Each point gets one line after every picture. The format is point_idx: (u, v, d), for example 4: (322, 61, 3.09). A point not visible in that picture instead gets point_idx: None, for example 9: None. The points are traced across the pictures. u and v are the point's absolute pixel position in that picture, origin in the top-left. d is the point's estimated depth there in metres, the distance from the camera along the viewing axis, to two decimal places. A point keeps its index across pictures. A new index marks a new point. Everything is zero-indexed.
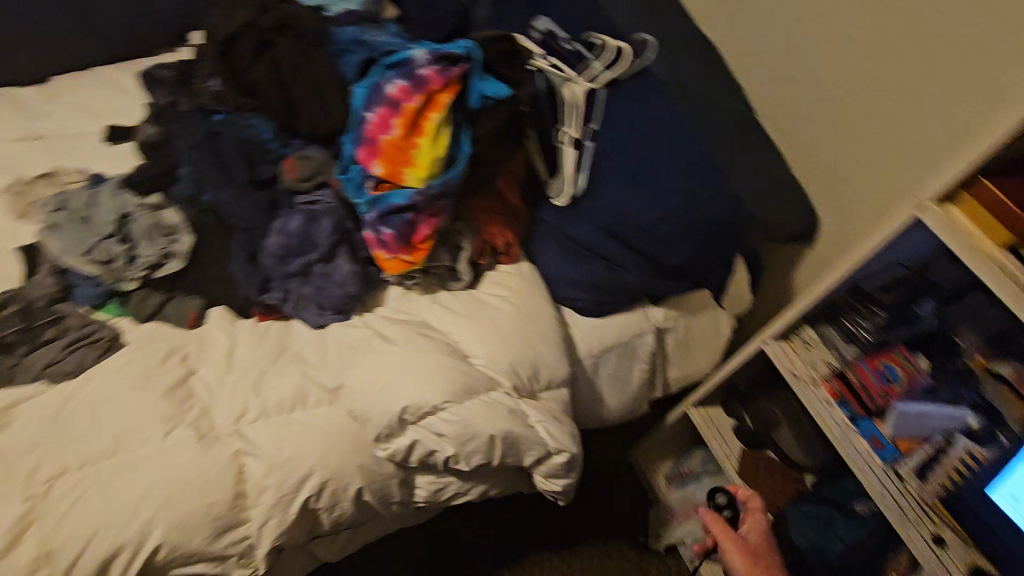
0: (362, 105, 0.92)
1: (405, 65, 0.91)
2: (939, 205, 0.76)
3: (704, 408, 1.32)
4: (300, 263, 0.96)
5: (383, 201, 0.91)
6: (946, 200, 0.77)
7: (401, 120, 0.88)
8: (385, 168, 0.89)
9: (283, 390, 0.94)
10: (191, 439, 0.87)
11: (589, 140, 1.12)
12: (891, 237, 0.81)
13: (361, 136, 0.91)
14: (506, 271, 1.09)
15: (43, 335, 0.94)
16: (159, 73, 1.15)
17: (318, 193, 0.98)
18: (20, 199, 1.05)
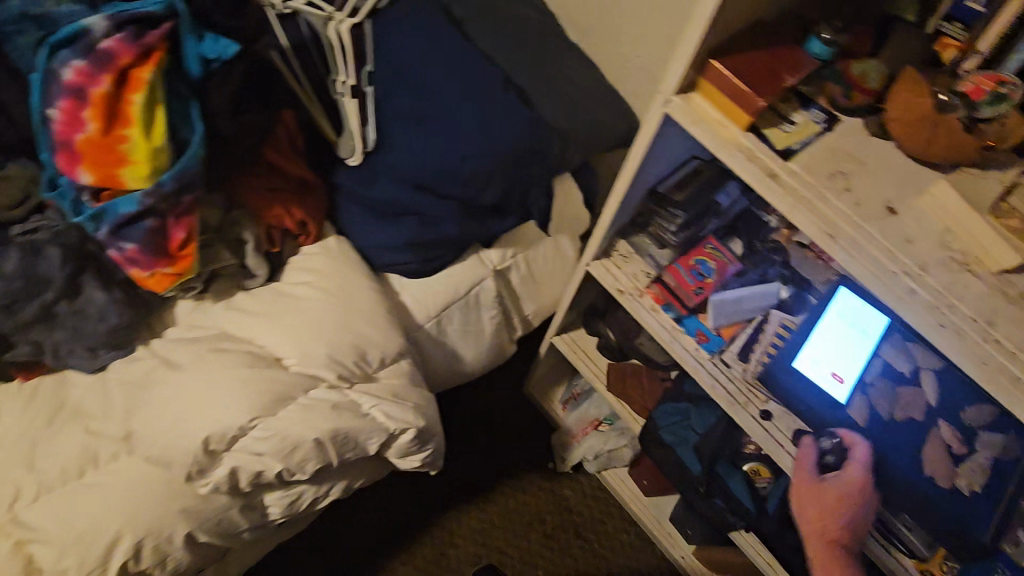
0: (39, 100, 0.74)
1: (80, 41, 0.74)
2: (681, 96, 0.73)
3: (567, 334, 1.30)
4: (36, 308, 0.80)
5: (109, 214, 0.76)
6: (687, 88, 0.74)
7: (93, 111, 0.73)
8: (94, 174, 0.74)
9: (63, 456, 0.80)
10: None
11: (369, 85, 0.98)
12: (653, 138, 0.78)
13: (52, 140, 0.74)
14: (310, 253, 0.98)
15: None
16: None
17: (37, 218, 0.82)
18: None
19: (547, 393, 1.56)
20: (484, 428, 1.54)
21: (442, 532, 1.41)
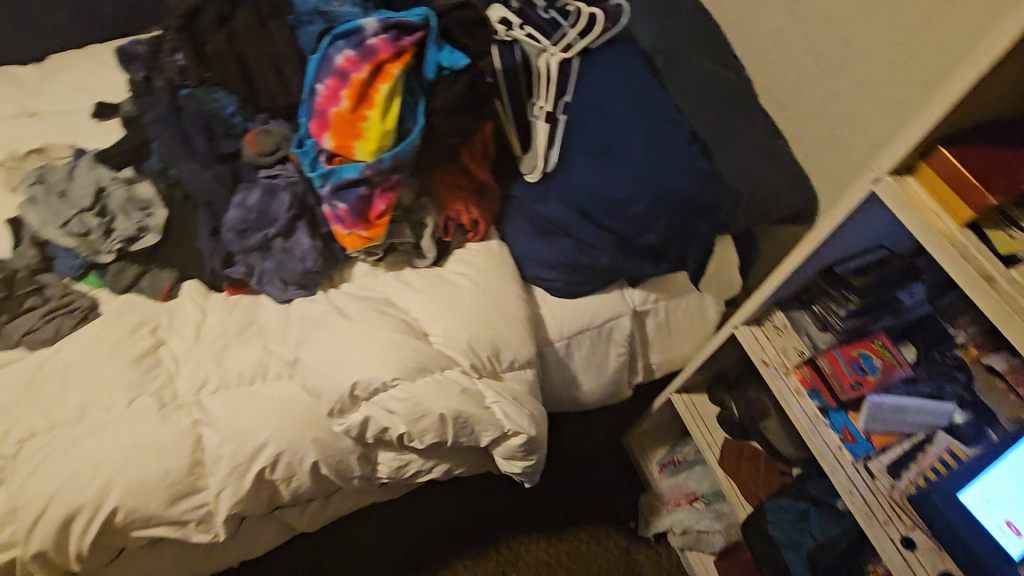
0: (313, 76, 0.89)
1: (355, 35, 0.88)
2: (894, 178, 0.71)
3: (688, 394, 1.27)
4: (260, 237, 0.97)
5: (336, 176, 0.90)
6: (900, 173, 0.71)
7: (349, 92, 0.86)
8: (335, 141, 0.88)
9: (244, 363, 0.96)
10: (152, 407, 0.91)
11: (563, 114, 1.08)
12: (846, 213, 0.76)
13: (312, 108, 0.89)
14: (474, 249, 1.06)
15: (25, 304, 1.02)
16: (134, 47, 1.16)
17: (281, 167, 0.99)
18: (13, 175, 1.18)
19: (649, 451, 1.53)
20: (574, 464, 1.53)
21: (510, 551, 1.41)
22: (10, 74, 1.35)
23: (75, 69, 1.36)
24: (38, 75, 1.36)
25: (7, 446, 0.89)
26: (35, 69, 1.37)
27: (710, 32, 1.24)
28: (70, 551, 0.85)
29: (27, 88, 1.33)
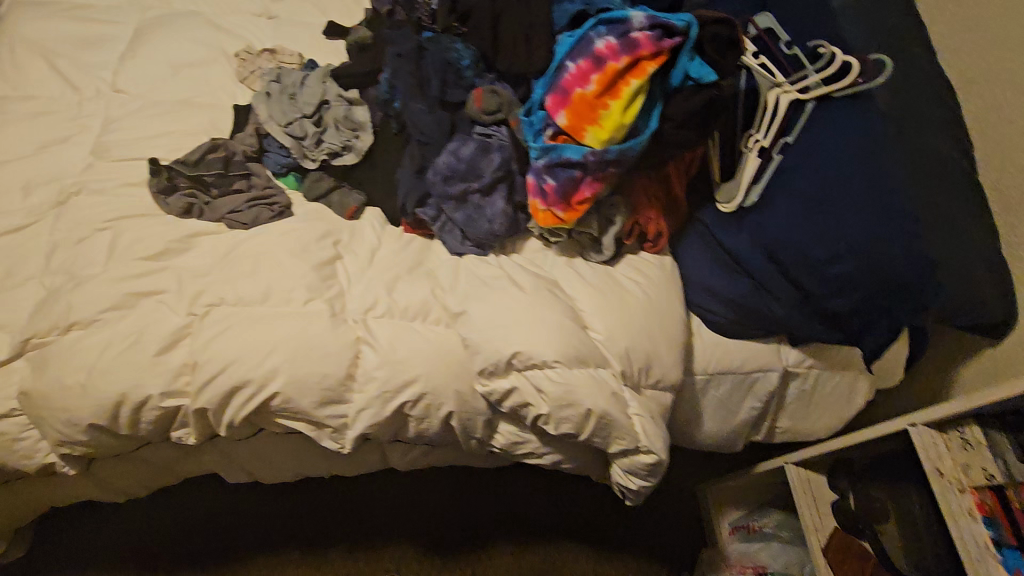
0: (566, 53, 0.90)
1: (620, 25, 0.88)
2: None
3: (804, 469, 1.21)
4: (461, 188, 0.99)
5: (556, 152, 0.91)
6: None
7: (601, 77, 0.85)
8: (569, 120, 0.88)
9: (412, 298, 1.00)
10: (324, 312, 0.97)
11: (778, 153, 1.03)
12: None
13: (556, 83, 0.90)
14: (647, 260, 1.06)
15: (233, 185, 1.10)
16: None
17: (495, 129, 1.01)
18: (246, 67, 1.27)
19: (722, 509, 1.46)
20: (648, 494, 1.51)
21: (566, 555, 1.41)
22: None
23: None
24: None
25: (196, 306, 0.97)
26: None
27: (951, 111, 1.16)
28: (225, 416, 0.93)
29: None
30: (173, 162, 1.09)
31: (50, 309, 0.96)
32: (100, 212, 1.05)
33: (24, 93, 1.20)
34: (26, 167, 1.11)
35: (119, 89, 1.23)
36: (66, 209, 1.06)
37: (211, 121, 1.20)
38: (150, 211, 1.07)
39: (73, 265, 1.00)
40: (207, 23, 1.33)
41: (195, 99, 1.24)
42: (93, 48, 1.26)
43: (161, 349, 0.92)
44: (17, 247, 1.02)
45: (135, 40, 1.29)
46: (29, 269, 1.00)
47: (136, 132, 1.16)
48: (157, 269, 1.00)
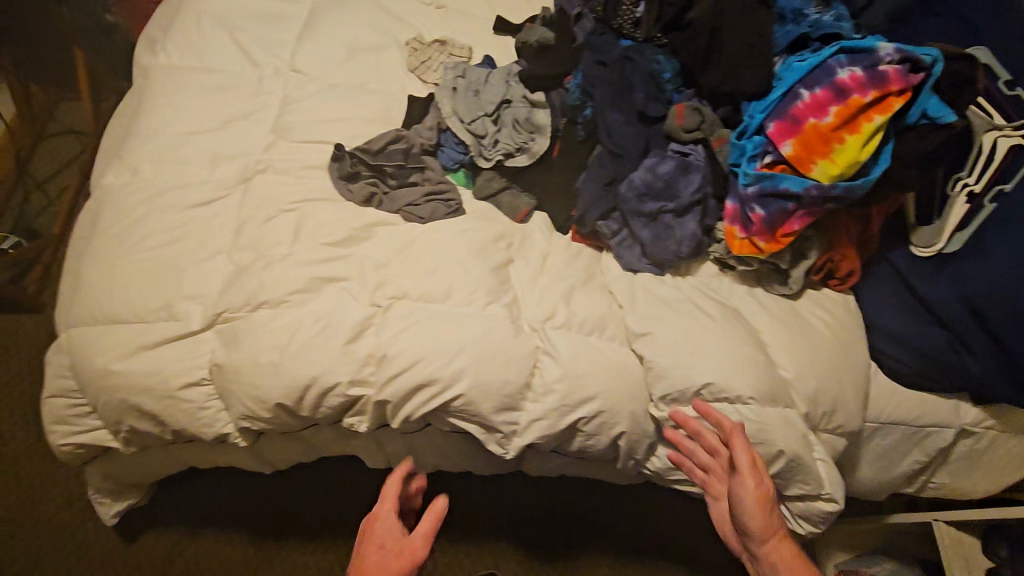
0: (797, 80, 0.86)
1: (864, 55, 0.83)
2: None
3: (955, 530, 1.16)
4: (654, 207, 0.96)
5: (772, 182, 0.87)
6: None
7: (841, 108, 0.81)
8: (795, 150, 0.85)
9: (590, 311, 0.99)
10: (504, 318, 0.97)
11: (992, 200, 0.95)
12: None
13: (784, 109, 0.86)
14: (831, 296, 1.01)
15: (410, 178, 1.11)
16: None
17: (692, 147, 0.98)
18: (417, 57, 1.27)
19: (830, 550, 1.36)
20: None
21: None
22: None
23: None
24: None
25: (379, 297, 0.98)
26: None
27: None
28: (403, 410, 0.93)
29: None
30: (356, 148, 1.10)
31: (241, 285, 0.98)
32: (285, 194, 1.08)
33: (208, 65, 1.23)
34: (213, 141, 1.13)
35: (296, 69, 1.24)
36: (251, 186, 1.08)
37: (384, 110, 1.20)
38: (332, 196, 1.09)
39: (260, 243, 1.02)
40: (379, 9, 1.33)
41: (368, 85, 1.24)
42: (270, 24, 1.27)
43: (350, 338, 0.93)
44: (206, 219, 1.05)
45: (310, 21, 1.29)
46: (218, 243, 1.03)
47: (313, 113, 1.17)
48: (341, 256, 1.02)
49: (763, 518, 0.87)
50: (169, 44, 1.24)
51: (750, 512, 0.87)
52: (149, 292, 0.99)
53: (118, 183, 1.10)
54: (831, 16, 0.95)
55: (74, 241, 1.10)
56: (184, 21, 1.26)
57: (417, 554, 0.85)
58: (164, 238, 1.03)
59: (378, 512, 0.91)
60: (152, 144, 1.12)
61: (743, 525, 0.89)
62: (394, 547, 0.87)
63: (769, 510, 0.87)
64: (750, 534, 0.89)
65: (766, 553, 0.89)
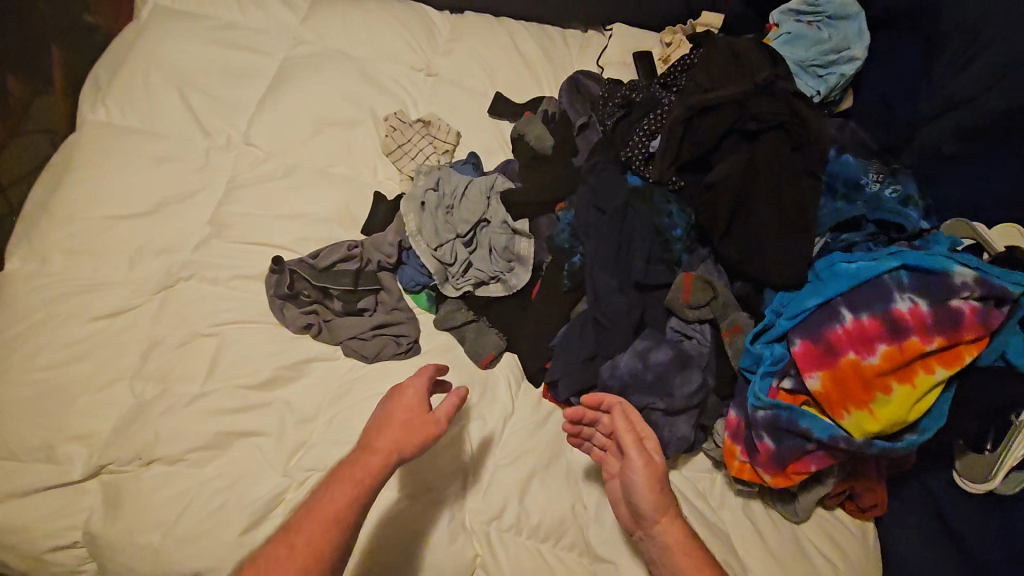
0: (840, 293, 0.66)
1: (933, 278, 0.62)
2: None
3: None
4: (641, 403, 0.77)
5: (788, 412, 0.68)
6: None
7: (892, 350, 0.61)
8: (824, 386, 0.65)
9: (548, 512, 0.81)
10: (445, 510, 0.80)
11: None
12: None
13: (817, 326, 0.66)
14: (847, 526, 0.82)
15: (360, 303, 0.93)
16: (587, 86, 1.00)
17: (696, 328, 0.79)
18: (393, 140, 1.08)
19: None
20: None
21: None
22: (423, 13, 1.22)
23: (485, 37, 1.20)
24: (449, 28, 1.22)
25: (296, 467, 0.82)
26: (450, 19, 1.23)
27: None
28: None
29: (435, 39, 1.20)
30: (299, 261, 0.93)
31: (135, 432, 0.82)
32: (207, 311, 0.90)
33: (150, 129, 1.05)
34: (139, 230, 0.97)
35: (250, 144, 1.05)
36: (171, 296, 0.92)
37: (344, 206, 1.02)
38: (264, 316, 0.91)
39: (169, 376, 0.86)
40: (359, 75, 1.13)
41: (331, 170, 1.05)
42: (231, 84, 1.09)
43: (249, 526, 0.77)
44: (112, 335, 0.89)
45: (276, 84, 1.10)
46: (121, 367, 0.87)
47: (261, 206, 1.00)
48: (260, 403, 0.85)
49: (657, 492, 0.70)
50: (111, 98, 1.07)
51: (641, 484, 0.70)
52: (30, 426, 0.83)
53: (23, 271, 0.94)
54: (892, 191, 0.73)
55: None
56: (132, 72, 1.09)
57: (418, 438, 0.72)
58: (58, 355, 0.87)
59: (399, 388, 0.77)
60: (69, 229, 0.96)
61: (630, 500, 0.71)
62: (420, 417, 0.74)
63: (660, 480, 0.70)
64: (640, 509, 0.70)
65: (660, 533, 0.69)
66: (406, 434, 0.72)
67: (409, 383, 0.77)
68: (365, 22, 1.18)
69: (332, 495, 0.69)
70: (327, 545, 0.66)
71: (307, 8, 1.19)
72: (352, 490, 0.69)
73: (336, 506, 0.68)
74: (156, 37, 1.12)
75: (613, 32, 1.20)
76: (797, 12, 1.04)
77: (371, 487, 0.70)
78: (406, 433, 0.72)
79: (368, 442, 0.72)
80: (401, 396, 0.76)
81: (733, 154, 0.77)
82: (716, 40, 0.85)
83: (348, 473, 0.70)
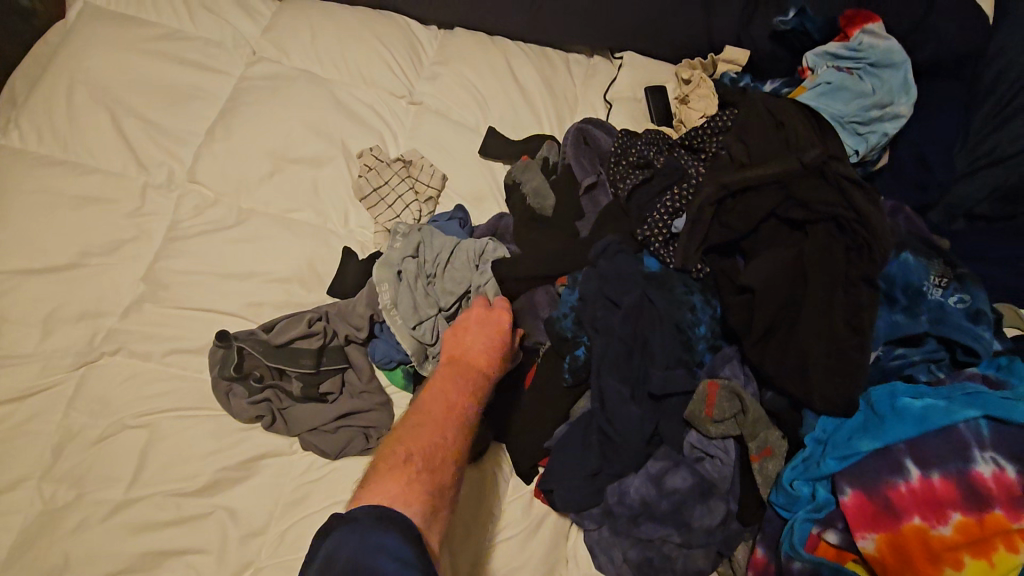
0: (905, 438, 0.55)
1: (1019, 437, 0.52)
2: None
3: None
4: (653, 535, 0.65)
5: (832, 570, 0.57)
6: None
7: (968, 521, 0.51)
8: (879, 549, 0.54)
9: None
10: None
11: None
12: None
13: (873, 473, 0.55)
14: None
15: (323, 386, 0.79)
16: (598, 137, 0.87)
17: (718, 445, 0.66)
18: (368, 180, 0.93)
19: None
20: None
21: None
22: (405, 28, 1.06)
23: (476, 59, 1.05)
24: (435, 48, 1.07)
25: None
26: (437, 36, 1.08)
27: None
28: None
29: (420, 60, 1.05)
30: (250, 336, 0.78)
31: (40, 553, 0.67)
32: (134, 396, 0.75)
33: (75, 160, 0.88)
34: (59, 289, 0.81)
35: (196, 181, 0.89)
36: (93, 374, 0.76)
37: (307, 261, 0.87)
38: (208, 402, 0.77)
39: (85, 478, 0.71)
40: (330, 101, 0.97)
41: (293, 216, 0.90)
42: (177, 107, 0.93)
43: None
44: (19, 424, 0.73)
45: (230, 109, 0.94)
46: (25, 465, 0.72)
47: (209, 261, 0.85)
48: (196, 512, 0.70)
49: None
50: (24, 118, 0.89)
51: None
52: None
53: None
54: (958, 301, 0.62)
55: None
56: (49, 87, 0.90)
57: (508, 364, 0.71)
58: None
59: (486, 313, 0.72)
60: None
61: None
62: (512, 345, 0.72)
63: None
64: None
65: None
66: (489, 351, 0.68)
67: (502, 311, 0.73)
68: (340, 38, 1.03)
69: (460, 395, 0.62)
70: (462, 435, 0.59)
71: (272, 19, 1.03)
72: (476, 398, 0.63)
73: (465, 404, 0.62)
74: (82, 43, 0.94)
75: (622, 63, 1.07)
76: (834, 56, 0.92)
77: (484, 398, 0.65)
78: (489, 351, 0.69)
79: (471, 358, 0.67)
80: (496, 323, 0.71)
81: (774, 248, 0.66)
82: (756, 107, 0.74)
83: (463, 375, 0.65)
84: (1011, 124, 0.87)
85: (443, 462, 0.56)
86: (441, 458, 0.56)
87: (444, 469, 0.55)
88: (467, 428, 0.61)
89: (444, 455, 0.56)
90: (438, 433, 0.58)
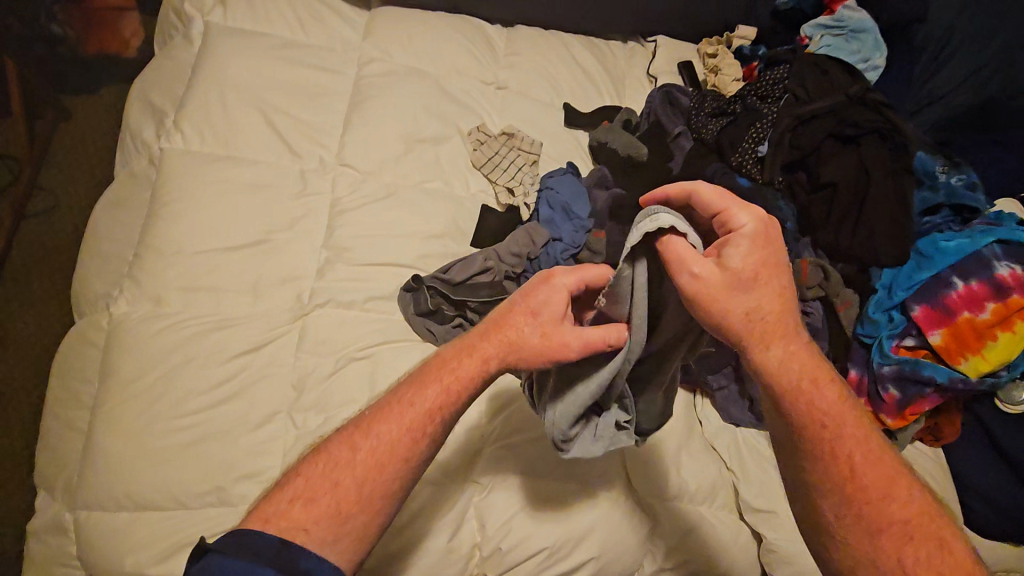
0: (950, 266, 0.85)
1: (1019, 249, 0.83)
2: None
3: None
4: None
5: (912, 365, 0.83)
6: None
7: (1000, 307, 0.81)
8: (944, 340, 0.83)
9: (702, 477, 0.92)
10: (578, 489, 0.87)
11: None
12: None
13: (933, 293, 0.84)
14: (923, 451, 0.99)
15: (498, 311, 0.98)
16: (678, 96, 1.11)
17: (811, 304, 0.90)
18: (484, 151, 1.11)
19: None
20: None
21: None
22: (480, 27, 1.26)
23: (544, 49, 1.26)
24: (506, 41, 1.27)
25: (478, 473, 0.86)
26: (505, 32, 1.28)
27: None
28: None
29: (497, 52, 1.25)
30: (433, 278, 0.95)
31: None
32: (352, 337, 0.92)
33: (238, 155, 1.02)
34: (256, 260, 0.95)
35: (344, 164, 1.05)
36: (310, 324, 0.92)
37: (451, 220, 1.05)
38: (407, 334, 0.94)
39: (328, 404, 0.86)
40: (438, 90, 1.15)
41: (428, 185, 1.08)
42: (312, 105, 1.08)
43: (451, 534, 0.82)
44: (259, 371, 0.88)
45: (358, 102, 1.10)
46: (275, 401, 0.86)
47: (373, 226, 1.00)
48: None
49: (749, 306, 0.58)
50: (185, 123, 1.02)
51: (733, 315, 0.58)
52: (193, 474, 0.81)
53: (133, 315, 0.90)
54: (959, 179, 0.93)
55: (87, 388, 0.90)
56: (203, 96, 1.03)
57: (526, 350, 0.65)
58: (207, 398, 0.85)
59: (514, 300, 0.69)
60: (179, 266, 0.92)
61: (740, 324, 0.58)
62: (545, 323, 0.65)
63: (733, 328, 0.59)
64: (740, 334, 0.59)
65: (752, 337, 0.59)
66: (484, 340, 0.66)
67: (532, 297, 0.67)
68: (431, 37, 1.20)
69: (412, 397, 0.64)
70: (392, 452, 0.62)
71: (368, 26, 1.19)
72: (427, 413, 0.64)
73: (412, 406, 0.64)
74: (220, 57, 1.07)
75: (657, 44, 1.32)
76: (825, 26, 1.22)
77: (454, 402, 0.64)
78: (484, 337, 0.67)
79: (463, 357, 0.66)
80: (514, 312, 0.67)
81: (835, 154, 0.95)
82: (811, 60, 1.06)
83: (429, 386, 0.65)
84: (947, 69, 1.19)
85: (334, 483, 0.60)
86: (331, 478, 0.60)
87: (329, 495, 0.60)
88: (390, 448, 0.62)
89: (341, 473, 0.61)
90: (349, 447, 0.62)
